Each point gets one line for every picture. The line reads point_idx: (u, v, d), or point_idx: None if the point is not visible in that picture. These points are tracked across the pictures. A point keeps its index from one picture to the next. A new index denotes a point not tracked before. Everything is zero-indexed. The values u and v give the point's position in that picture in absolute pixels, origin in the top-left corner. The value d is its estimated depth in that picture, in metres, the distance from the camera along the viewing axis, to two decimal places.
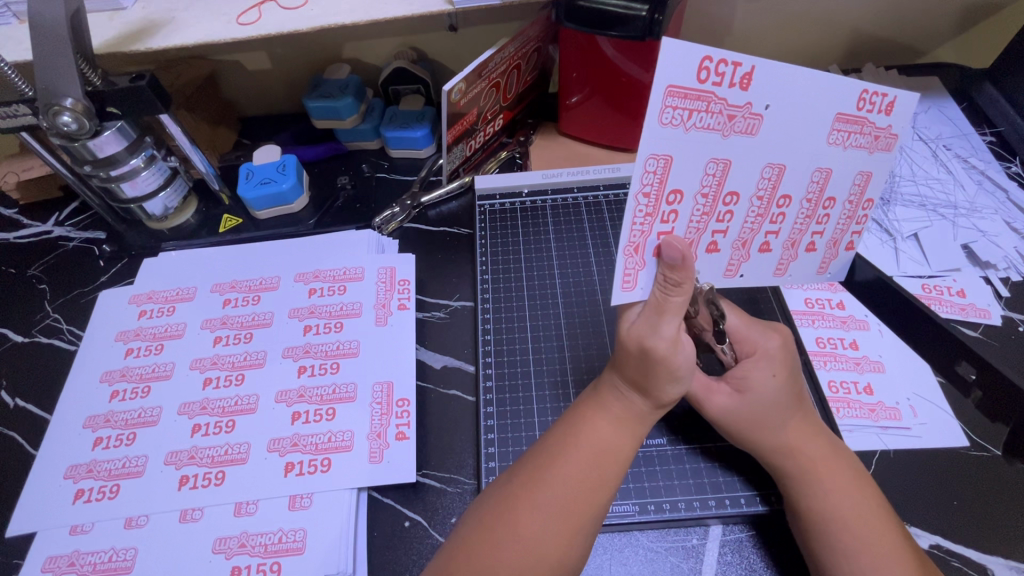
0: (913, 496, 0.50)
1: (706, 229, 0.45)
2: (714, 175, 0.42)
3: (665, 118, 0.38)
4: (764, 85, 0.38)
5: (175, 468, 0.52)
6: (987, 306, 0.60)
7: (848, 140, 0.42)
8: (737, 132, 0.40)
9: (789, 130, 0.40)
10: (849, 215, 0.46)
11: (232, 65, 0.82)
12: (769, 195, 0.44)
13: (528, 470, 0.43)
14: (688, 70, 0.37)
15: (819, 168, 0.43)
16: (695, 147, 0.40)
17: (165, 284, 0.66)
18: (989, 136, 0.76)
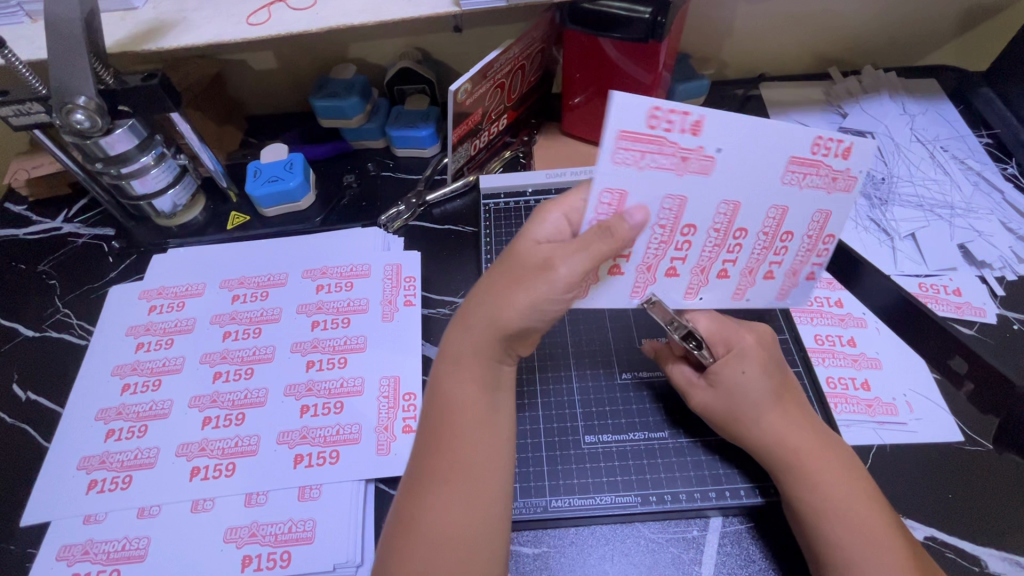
0: (909, 489, 0.51)
1: (666, 254, 0.46)
2: (671, 210, 0.44)
3: (620, 159, 0.40)
4: (717, 131, 0.41)
5: (186, 459, 0.53)
6: (983, 304, 0.62)
7: (805, 180, 0.44)
8: (693, 172, 0.42)
9: (744, 170, 0.43)
10: (809, 249, 0.47)
11: (239, 64, 0.83)
12: (728, 228, 0.45)
13: (423, 451, 0.42)
14: (642, 116, 0.39)
15: (775, 206, 0.45)
16: (652, 184, 0.42)
17: (174, 280, 0.67)
18: (986, 138, 0.77)
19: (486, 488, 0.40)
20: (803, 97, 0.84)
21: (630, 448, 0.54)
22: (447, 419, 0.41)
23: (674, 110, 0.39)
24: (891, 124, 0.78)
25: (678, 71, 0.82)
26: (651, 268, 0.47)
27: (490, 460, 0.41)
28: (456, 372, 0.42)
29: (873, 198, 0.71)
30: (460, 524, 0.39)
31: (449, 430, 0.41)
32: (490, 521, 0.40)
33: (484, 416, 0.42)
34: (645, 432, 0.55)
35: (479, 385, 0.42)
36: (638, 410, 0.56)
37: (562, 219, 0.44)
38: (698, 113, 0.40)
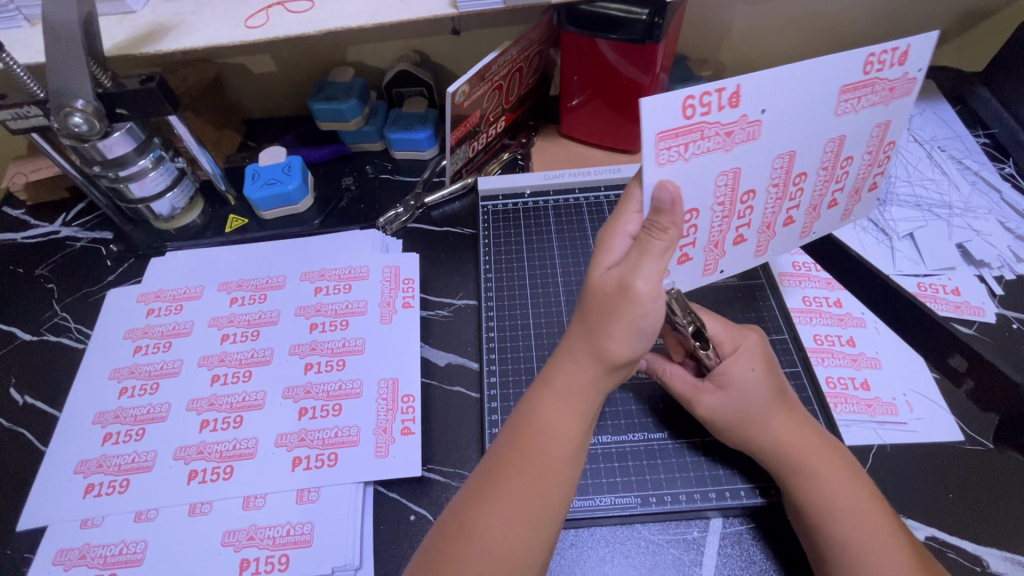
0: (909, 489, 0.51)
1: (729, 230, 0.50)
2: (726, 185, 0.45)
3: (664, 156, 0.40)
4: (755, 95, 0.41)
5: (184, 462, 0.53)
6: (982, 304, 0.61)
7: (857, 105, 0.46)
8: (741, 141, 0.43)
9: (788, 125, 0.44)
10: (828, 178, 0.51)
11: (237, 68, 0.83)
12: (785, 177, 0.48)
13: (498, 459, 0.42)
14: (677, 111, 0.39)
15: (832, 138, 0.47)
16: (701, 169, 0.43)
17: (172, 283, 0.67)
18: (983, 138, 0.77)
19: (546, 518, 0.40)
20: None
21: (629, 449, 0.54)
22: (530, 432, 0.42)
23: (711, 93, 0.40)
24: None
25: (676, 73, 0.82)
26: (718, 245, 0.50)
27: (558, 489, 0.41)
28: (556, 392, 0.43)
29: None
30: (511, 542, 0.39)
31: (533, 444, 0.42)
32: (540, 552, 0.39)
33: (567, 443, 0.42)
34: (645, 433, 0.55)
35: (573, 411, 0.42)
36: (637, 411, 0.56)
37: (627, 238, 0.43)
38: (733, 86, 0.40)
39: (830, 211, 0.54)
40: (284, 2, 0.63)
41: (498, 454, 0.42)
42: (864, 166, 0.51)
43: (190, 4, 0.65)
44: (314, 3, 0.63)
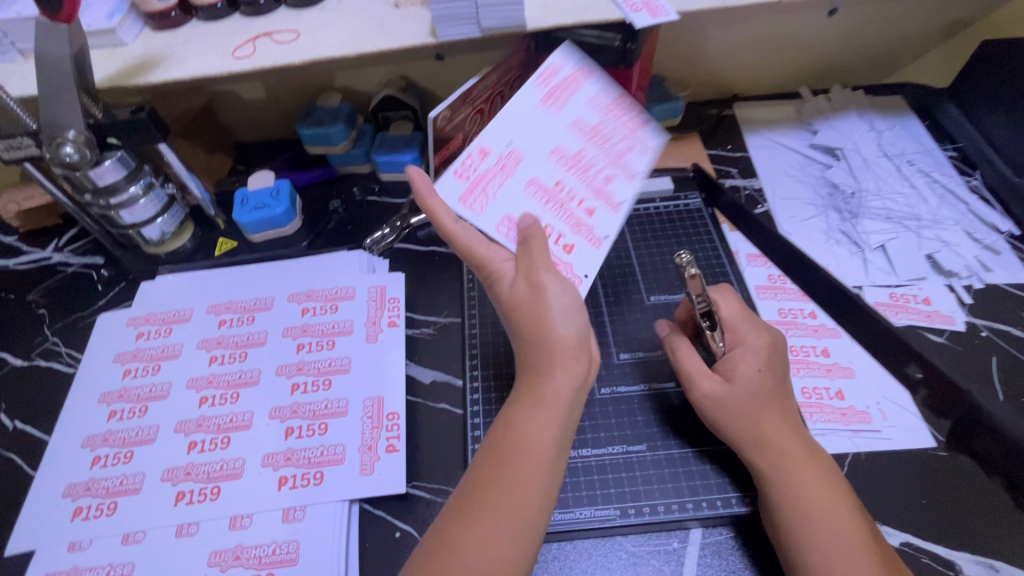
0: (884, 494, 0.52)
1: (575, 212, 0.55)
2: (532, 220, 0.52)
3: (474, 207, 0.51)
4: (494, 138, 0.53)
5: (171, 484, 0.54)
6: (951, 313, 0.63)
7: (566, 101, 0.56)
8: (500, 179, 0.53)
9: (515, 159, 0.53)
10: (581, 172, 0.55)
11: (227, 95, 0.86)
12: (578, 157, 0.56)
13: (479, 473, 0.43)
14: (455, 186, 0.50)
15: (557, 147, 0.55)
16: (507, 203, 0.52)
17: (162, 307, 0.68)
18: (950, 151, 0.80)
19: (524, 534, 0.41)
20: (774, 116, 0.87)
21: (608, 462, 0.54)
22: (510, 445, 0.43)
23: (486, 153, 0.53)
24: (859, 140, 0.81)
25: (654, 93, 0.85)
26: (582, 228, 0.55)
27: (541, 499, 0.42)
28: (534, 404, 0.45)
29: (843, 211, 0.74)
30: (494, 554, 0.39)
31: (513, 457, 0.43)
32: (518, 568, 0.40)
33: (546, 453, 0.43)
34: (623, 445, 0.55)
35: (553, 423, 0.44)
36: (615, 423, 0.57)
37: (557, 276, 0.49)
38: (510, 147, 0.53)
39: (613, 186, 0.57)
40: (270, 33, 0.66)
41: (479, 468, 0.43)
42: (594, 147, 0.57)
43: (180, 36, 0.67)
44: (298, 34, 0.65)
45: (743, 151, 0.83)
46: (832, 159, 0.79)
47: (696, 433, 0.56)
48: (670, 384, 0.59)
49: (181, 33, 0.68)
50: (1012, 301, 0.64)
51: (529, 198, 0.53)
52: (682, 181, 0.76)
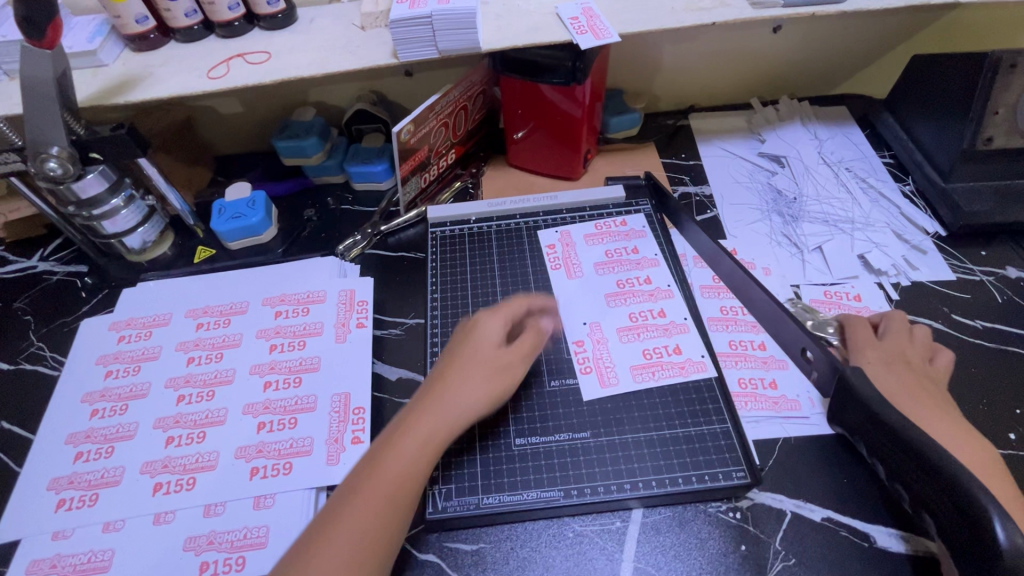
0: (807, 475, 0.57)
1: (671, 358, 0.61)
2: (655, 354, 0.62)
3: (612, 382, 0.59)
4: (569, 318, 0.66)
5: (149, 476, 0.58)
6: (880, 308, 0.68)
7: (615, 269, 0.71)
8: (599, 340, 0.63)
9: (590, 309, 0.67)
10: (630, 284, 0.69)
11: (207, 110, 0.90)
12: (626, 289, 0.69)
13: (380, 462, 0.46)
14: (587, 382, 0.60)
15: (599, 268, 0.72)
16: (629, 351, 0.62)
17: (143, 312, 0.72)
18: (888, 159, 0.86)
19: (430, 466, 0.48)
20: (727, 126, 0.93)
21: (554, 447, 0.55)
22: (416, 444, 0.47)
23: (582, 342, 0.63)
24: (801, 148, 0.86)
25: (612, 106, 0.90)
26: (675, 326, 0.64)
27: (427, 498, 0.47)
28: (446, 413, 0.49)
29: (785, 215, 0.79)
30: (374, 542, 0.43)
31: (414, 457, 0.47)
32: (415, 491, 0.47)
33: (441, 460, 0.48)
34: (569, 432, 0.56)
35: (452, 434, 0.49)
36: (561, 411, 0.58)
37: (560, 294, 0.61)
38: (587, 323, 0.65)
39: (659, 277, 0.70)
40: (244, 54, 0.70)
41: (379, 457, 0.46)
42: (626, 249, 0.73)
43: (159, 57, 0.72)
44: (270, 55, 0.70)
45: (696, 159, 0.88)
46: (776, 167, 0.85)
47: (639, 420, 0.57)
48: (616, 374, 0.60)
49: (160, 54, 0.72)
50: (936, 297, 0.69)
51: (634, 351, 0.62)
52: (635, 189, 0.81)
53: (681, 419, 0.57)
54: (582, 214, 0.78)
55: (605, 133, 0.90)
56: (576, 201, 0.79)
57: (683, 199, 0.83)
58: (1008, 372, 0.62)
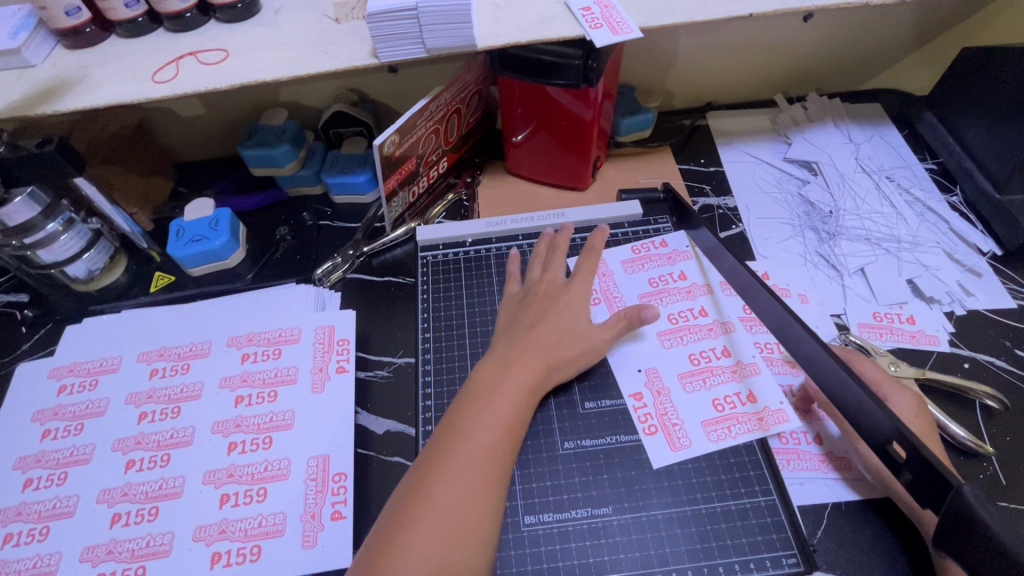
0: (868, 549, 0.48)
1: (745, 409, 0.54)
2: (723, 407, 0.54)
3: (683, 444, 0.51)
4: (624, 369, 0.56)
5: (91, 565, 0.49)
6: (936, 333, 0.61)
7: (664, 300, 0.61)
8: (661, 393, 0.54)
9: (644, 353, 0.57)
10: (686, 316, 0.60)
11: (163, 112, 0.79)
12: (681, 324, 0.59)
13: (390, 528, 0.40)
14: (659, 449, 0.51)
15: (646, 298, 0.62)
16: (697, 408, 0.54)
17: (88, 355, 0.62)
18: (930, 165, 0.77)
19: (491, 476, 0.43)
20: (750, 126, 0.83)
21: (571, 528, 0.48)
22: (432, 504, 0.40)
23: (640, 396, 0.54)
24: (834, 153, 0.77)
25: (623, 105, 0.80)
26: (742, 370, 0.56)
27: (473, 557, 0.40)
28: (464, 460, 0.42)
29: (820, 232, 0.70)
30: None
31: (436, 517, 0.40)
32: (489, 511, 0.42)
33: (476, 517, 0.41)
34: (588, 508, 0.49)
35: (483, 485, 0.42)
36: (578, 482, 0.50)
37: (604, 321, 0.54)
38: (643, 369, 0.56)
39: (716, 305, 0.61)
40: (196, 52, 0.59)
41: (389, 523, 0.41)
42: (672, 272, 0.64)
43: (96, 56, 0.60)
44: (228, 53, 0.59)
45: (717, 165, 0.79)
46: (808, 174, 0.76)
47: (668, 492, 0.49)
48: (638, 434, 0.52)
49: (98, 51, 0.61)
50: (995, 328, 0.61)
51: (703, 403, 0.54)
52: (652, 204, 0.72)
53: (720, 492, 0.49)
54: (593, 233, 0.69)
55: (615, 136, 0.80)
56: (587, 219, 0.70)
57: (705, 212, 0.73)
58: None
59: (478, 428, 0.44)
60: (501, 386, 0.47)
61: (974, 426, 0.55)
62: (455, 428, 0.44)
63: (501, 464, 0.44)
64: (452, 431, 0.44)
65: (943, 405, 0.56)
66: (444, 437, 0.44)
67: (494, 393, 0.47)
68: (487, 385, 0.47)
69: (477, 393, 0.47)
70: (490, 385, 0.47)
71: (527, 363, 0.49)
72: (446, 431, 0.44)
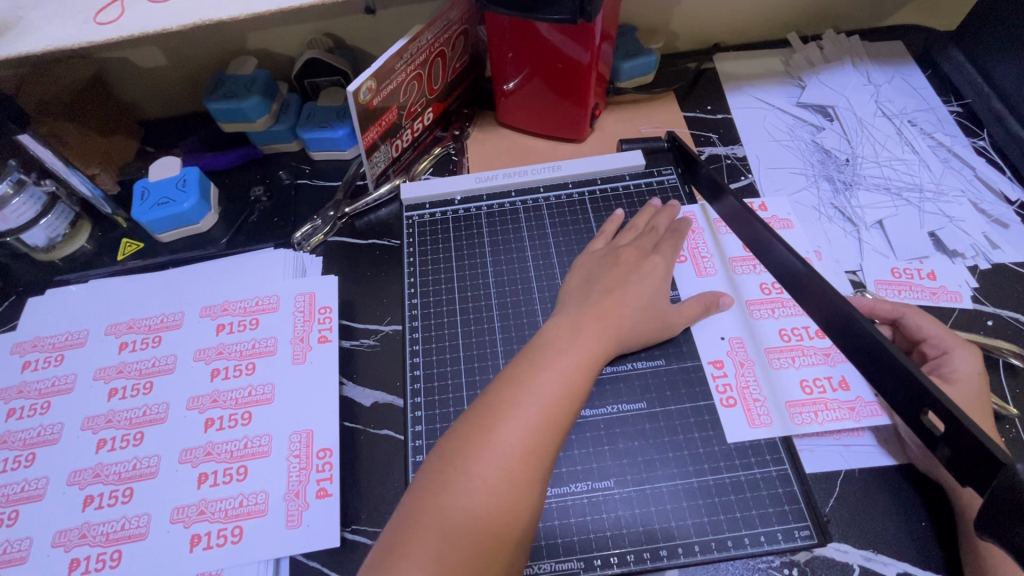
0: (883, 518, 0.45)
1: (836, 396, 0.49)
2: (811, 390, 0.50)
3: (763, 422, 0.48)
4: (705, 333, 0.53)
5: (64, 550, 0.46)
6: (959, 288, 0.57)
7: (757, 267, 0.57)
8: (748, 366, 0.51)
9: (723, 318, 0.54)
10: (775, 289, 0.55)
11: (122, 63, 0.72)
12: (772, 297, 0.55)
13: (410, 518, 0.36)
14: (735, 422, 0.48)
15: (733, 263, 0.57)
16: (779, 385, 0.50)
17: (52, 329, 0.58)
18: (956, 107, 0.71)
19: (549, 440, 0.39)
20: (760, 69, 0.77)
21: (571, 503, 0.45)
22: (457, 497, 0.36)
23: (721, 364, 0.51)
24: (852, 96, 0.71)
25: (623, 48, 0.73)
26: (833, 355, 0.52)
27: (513, 512, 0.37)
28: (496, 449, 0.38)
29: (836, 182, 0.65)
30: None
31: (468, 495, 0.37)
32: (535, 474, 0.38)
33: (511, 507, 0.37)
34: (589, 482, 0.46)
35: (515, 477, 0.37)
36: (578, 454, 0.47)
37: (642, 295, 0.50)
38: (726, 338, 0.52)
39: None
40: None
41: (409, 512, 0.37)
42: None
43: None
44: None
45: (725, 112, 0.73)
46: (823, 120, 0.70)
47: (674, 462, 0.46)
48: (642, 403, 0.49)
49: None
50: (1021, 283, 0.57)
51: (790, 381, 0.50)
52: (656, 154, 0.66)
53: (728, 461, 0.46)
54: (592, 188, 0.64)
55: (614, 83, 0.73)
56: (585, 173, 0.65)
57: (712, 163, 0.68)
58: None
59: (544, 381, 0.41)
60: (551, 368, 0.42)
61: (998, 388, 0.51)
62: (490, 413, 0.40)
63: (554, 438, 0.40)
64: (482, 416, 0.40)
65: None
66: (477, 422, 0.39)
67: (535, 378, 0.41)
68: (529, 369, 0.42)
69: (521, 374, 0.42)
70: (555, 349, 0.44)
71: (573, 346, 0.44)
72: (477, 415, 0.40)
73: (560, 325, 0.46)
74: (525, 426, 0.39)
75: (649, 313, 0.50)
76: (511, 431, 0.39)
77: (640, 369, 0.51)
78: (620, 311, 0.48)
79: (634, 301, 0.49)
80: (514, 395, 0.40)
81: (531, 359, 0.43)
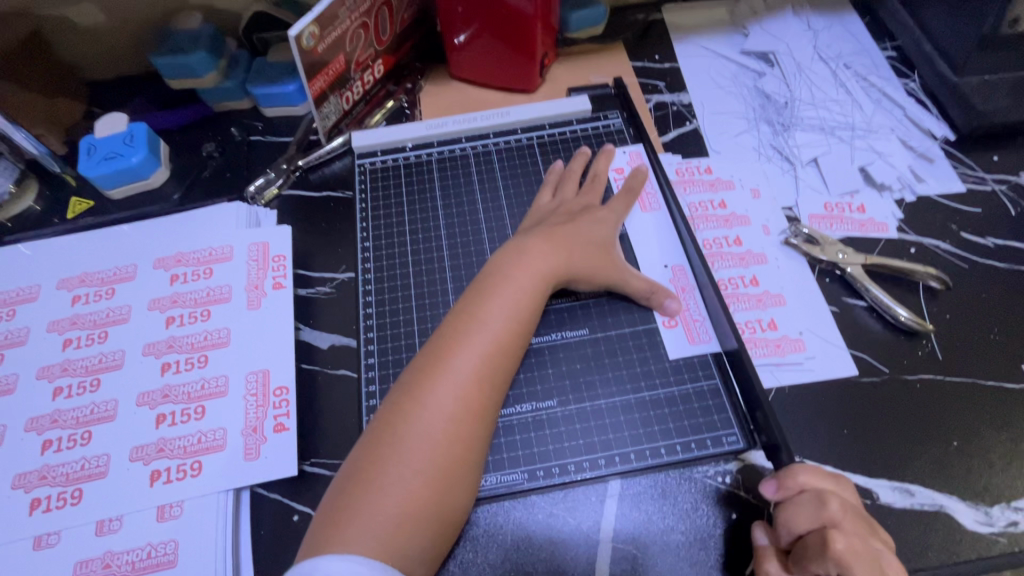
0: (808, 430, 0.49)
1: (765, 335, 0.53)
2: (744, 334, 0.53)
3: (703, 338, 0.51)
4: (649, 266, 0.55)
5: (24, 491, 0.47)
6: (886, 220, 0.60)
7: (701, 226, 0.60)
8: (688, 299, 0.54)
9: (664, 250, 0.56)
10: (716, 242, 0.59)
11: (61, 20, 0.70)
12: (713, 251, 0.58)
13: (372, 448, 0.39)
14: (675, 340, 0.51)
15: None
16: None
17: (4, 285, 0.58)
18: (890, 51, 0.74)
19: (496, 368, 0.43)
20: (706, 19, 0.78)
21: (516, 421, 0.48)
22: (415, 424, 0.39)
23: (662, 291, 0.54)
24: (792, 42, 0.74)
25: None
26: (763, 300, 0.55)
27: (467, 433, 0.40)
28: (450, 379, 0.41)
29: (775, 124, 0.68)
30: (399, 544, 0.36)
31: (422, 425, 0.39)
32: (484, 400, 0.41)
33: (464, 432, 0.40)
34: (533, 402, 0.48)
35: (468, 403, 0.41)
36: (522, 379, 0.49)
37: (583, 234, 0.52)
38: (670, 266, 0.55)
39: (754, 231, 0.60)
40: None
41: (369, 443, 0.39)
42: (703, 192, 0.62)
43: None
44: None
45: (672, 61, 0.75)
46: (764, 66, 0.73)
47: (613, 381, 0.49)
48: (585, 329, 0.52)
49: None
50: (943, 213, 0.61)
51: None
52: (603, 100, 0.69)
53: (663, 377, 0.50)
54: (540, 133, 0.66)
55: (564, 33, 0.75)
56: (531, 121, 0.66)
57: (658, 110, 0.70)
58: (1023, 297, 0.55)
59: (491, 311, 0.44)
60: (498, 300, 0.45)
61: (916, 306, 0.55)
62: (441, 347, 0.43)
63: (500, 365, 0.43)
64: (436, 351, 0.42)
65: (887, 289, 0.56)
66: (431, 356, 0.42)
67: (484, 310, 0.44)
68: (476, 303, 0.45)
69: (468, 308, 0.45)
70: (499, 280, 0.46)
71: (518, 276, 0.47)
72: (433, 350, 0.43)
73: (507, 257, 0.49)
74: (474, 355, 0.42)
75: (593, 246, 0.52)
76: (463, 359, 0.42)
77: (585, 299, 0.53)
78: (560, 242, 0.50)
79: (574, 238, 0.51)
80: (465, 327, 0.43)
81: (480, 291, 0.46)
